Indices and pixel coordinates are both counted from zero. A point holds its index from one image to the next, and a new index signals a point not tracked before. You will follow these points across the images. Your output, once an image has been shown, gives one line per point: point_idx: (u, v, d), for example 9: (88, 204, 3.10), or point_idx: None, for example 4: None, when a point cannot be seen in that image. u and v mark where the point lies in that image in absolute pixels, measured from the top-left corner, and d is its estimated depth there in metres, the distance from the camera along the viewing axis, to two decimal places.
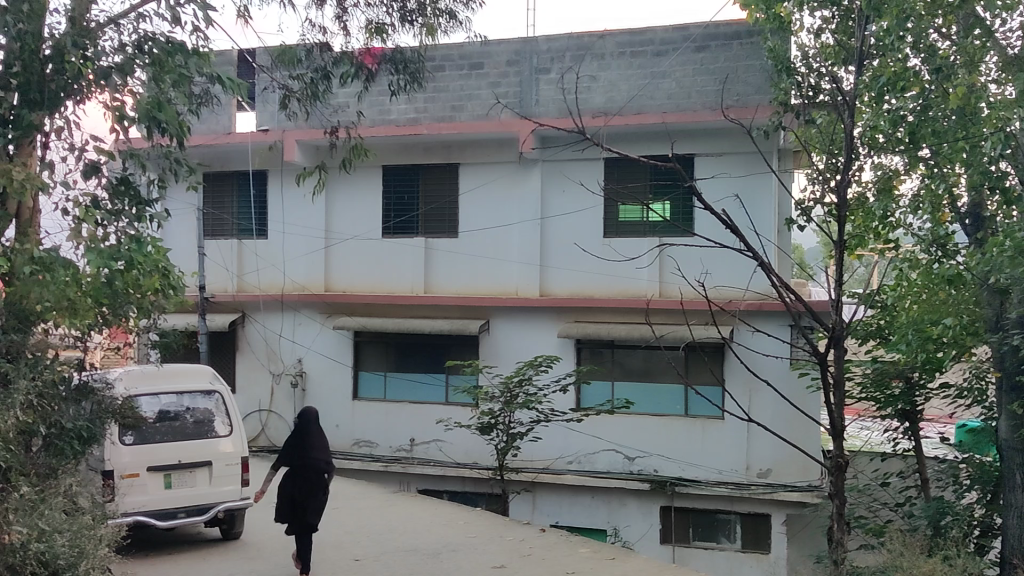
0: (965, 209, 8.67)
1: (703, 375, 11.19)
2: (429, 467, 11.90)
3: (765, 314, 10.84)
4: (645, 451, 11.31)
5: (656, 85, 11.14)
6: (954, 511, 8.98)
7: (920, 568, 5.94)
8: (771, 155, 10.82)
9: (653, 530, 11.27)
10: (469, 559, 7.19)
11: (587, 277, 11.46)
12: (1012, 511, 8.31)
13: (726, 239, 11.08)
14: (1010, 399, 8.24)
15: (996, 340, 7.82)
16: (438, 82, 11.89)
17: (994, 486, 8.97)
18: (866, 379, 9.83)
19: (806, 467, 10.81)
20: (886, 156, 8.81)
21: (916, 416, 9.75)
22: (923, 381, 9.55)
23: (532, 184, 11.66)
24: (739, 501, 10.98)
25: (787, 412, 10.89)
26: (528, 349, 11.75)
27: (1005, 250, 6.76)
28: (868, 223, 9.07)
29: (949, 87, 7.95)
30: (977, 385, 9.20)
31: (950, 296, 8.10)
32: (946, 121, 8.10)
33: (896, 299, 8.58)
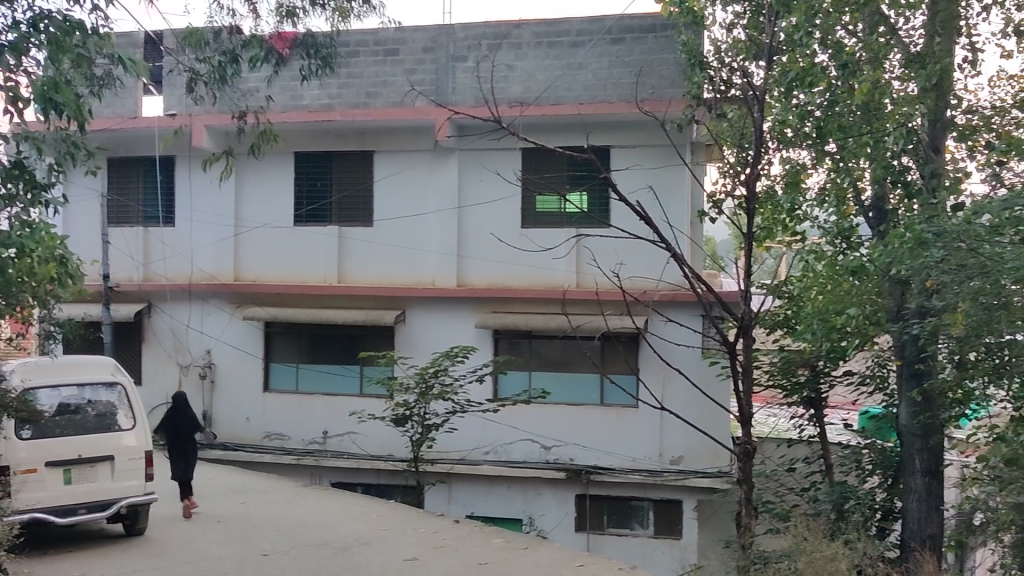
0: (869, 202, 8.86)
1: (617, 365, 11.27)
2: (342, 459, 11.75)
3: (678, 305, 10.97)
4: (561, 440, 11.36)
5: (572, 76, 11.15)
6: (856, 495, 9.28)
7: (822, 553, 5.99)
8: (684, 148, 10.95)
9: (568, 518, 11.33)
10: (381, 552, 7.09)
11: (502, 267, 11.45)
12: (912, 495, 8.62)
13: (640, 230, 11.18)
14: (909, 386, 8.51)
15: (898, 329, 8.09)
16: (352, 68, 11.71)
17: (895, 470, 9.39)
18: (773, 368, 10.06)
19: (716, 453, 11.01)
20: (793, 150, 8.99)
21: (821, 403, 10.05)
22: (827, 369, 9.87)
23: (448, 172, 11.57)
24: (652, 488, 11.11)
25: (699, 400, 11.06)
26: (443, 340, 11.66)
27: (906, 242, 6.91)
28: (775, 216, 9.24)
29: (854, 83, 8.12)
30: (880, 373, 9.53)
31: (855, 286, 8.22)
32: (851, 117, 8.27)
33: (803, 289, 8.94)
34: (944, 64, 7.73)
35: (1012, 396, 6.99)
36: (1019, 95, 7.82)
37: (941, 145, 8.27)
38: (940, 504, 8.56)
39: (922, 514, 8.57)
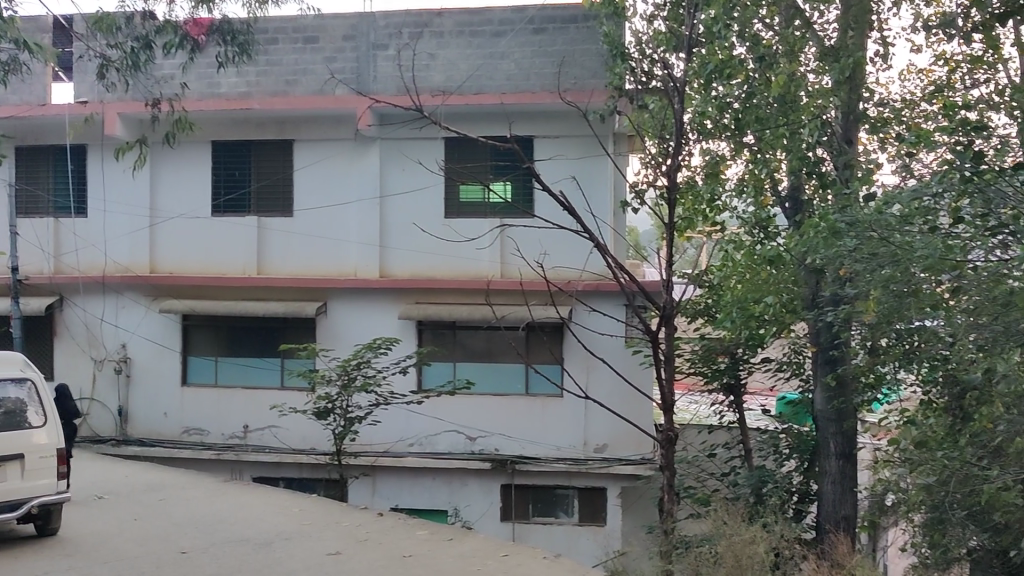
0: (785, 193, 9.04)
1: (542, 354, 11.31)
2: (263, 453, 11.58)
3: (601, 294, 11.03)
4: (486, 430, 11.37)
5: (494, 65, 11.13)
6: (773, 479, 9.50)
7: (740, 536, 6.10)
8: (607, 139, 11.01)
9: (493, 509, 11.36)
10: (304, 547, 7.00)
11: (425, 258, 11.39)
12: (826, 478, 8.86)
13: (563, 220, 11.22)
14: (824, 371, 8.73)
15: (812, 317, 8.30)
16: (271, 55, 11.49)
17: (811, 454, 9.64)
18: (694, 355, 10.18)
19: (639, 441, 11.14)
20: (712, 142, 9.08)
21: (740, 390, 10.21)
22: (746, 356, 10.06)
23: (369, 162, 11.46)
24: (577, 476, 11.20)
25: (622, 388, 11.18)
26: (366, 331, 11.55)
27: (821, 231, 7.10)
28: (695, 206, 9.37)
29: (771, 76, 8.28)
30: (795, 360, 9.78)
31: (773, 274, 8.42)
32: (769, 108, 8.40)
33: (723, 278, 9.15)
34: (857, 57, 7.90)
35: (921, 381, 7.24)
36: (927, 90, 8.08)
37: (853, 137, 8.49)
38: (854, 486, 8.82)
39: (836, 496, 8.82)
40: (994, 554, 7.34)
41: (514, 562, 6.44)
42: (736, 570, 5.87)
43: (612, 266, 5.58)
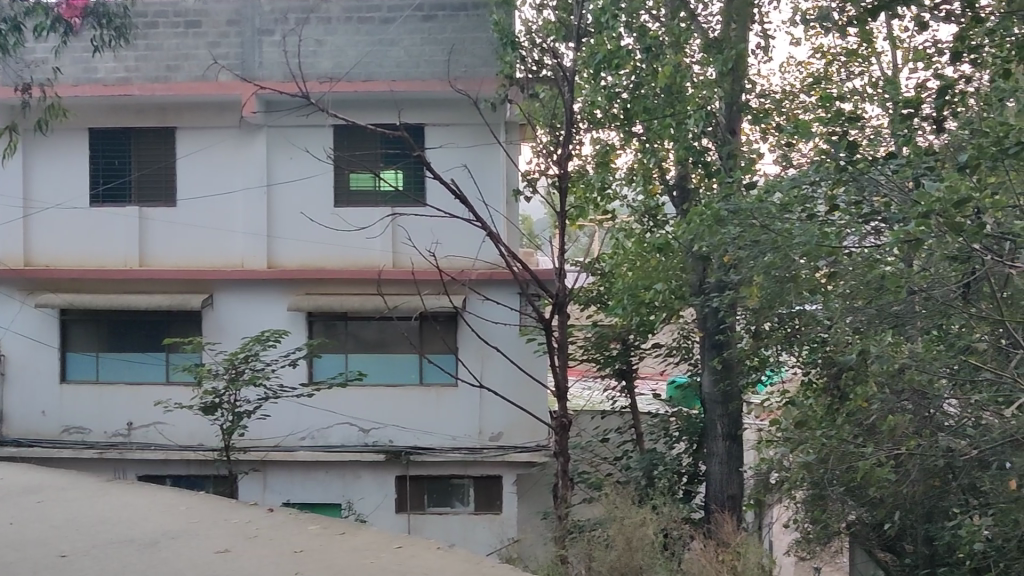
0: (673, 182, 9.21)
1: (435, 344, 11.25)
2: (149, 452, 11.28)
3: (494, 283, 11.05)
4: (380, 422, 11.26)
5: (384, 52, 10.99)
6: (664, 462, 9.74)
7: (631, 519, 6.20)
8: (499, 128, 11.04)
9: (388, 500, 11.29)
10: (192, 546, 6.81)
11: (315, 248, 11.20)
12: (714, 459, 9.10)
13: (455, 209, 11.19)
14: (711, 355, 8.96)
15: (699, 302, 8.51)
16: (151, 39, 11.08)
17: (700, 436, 9.88)
18: (587, 342, 10.32)
19: (534, 428, 11.23)
20: (602, 131, 9.17)
21: (631, 374, 10.44)
22: (637, 343, 10.24)
23: (255, 150, 11.19)
24: (472, 465, 11.23)
25: (516, 376, 11.24)
26: (254, 324, 11.28)
27: (705, 219, 7.30)
28: (586, 196, 9.40)
29: (658, 66, 8.42)
30: (684, 345, 9.98)
31: (661, 262, 8.69)
32: (655, 99, 8.56)
33: (613, 265, 9.28)
34: (739, 50, 8.08)
35: (802, 362, 7.48)
36: (805, 82, 8.34)
37: (737, 127, 8.64)
38: (740, 466, 9.09)
39: (724, 476, 9.08)
40: (869, 529, 7.90)
41: (408, 554, 6.39)
42: (627, 552, 5.96)
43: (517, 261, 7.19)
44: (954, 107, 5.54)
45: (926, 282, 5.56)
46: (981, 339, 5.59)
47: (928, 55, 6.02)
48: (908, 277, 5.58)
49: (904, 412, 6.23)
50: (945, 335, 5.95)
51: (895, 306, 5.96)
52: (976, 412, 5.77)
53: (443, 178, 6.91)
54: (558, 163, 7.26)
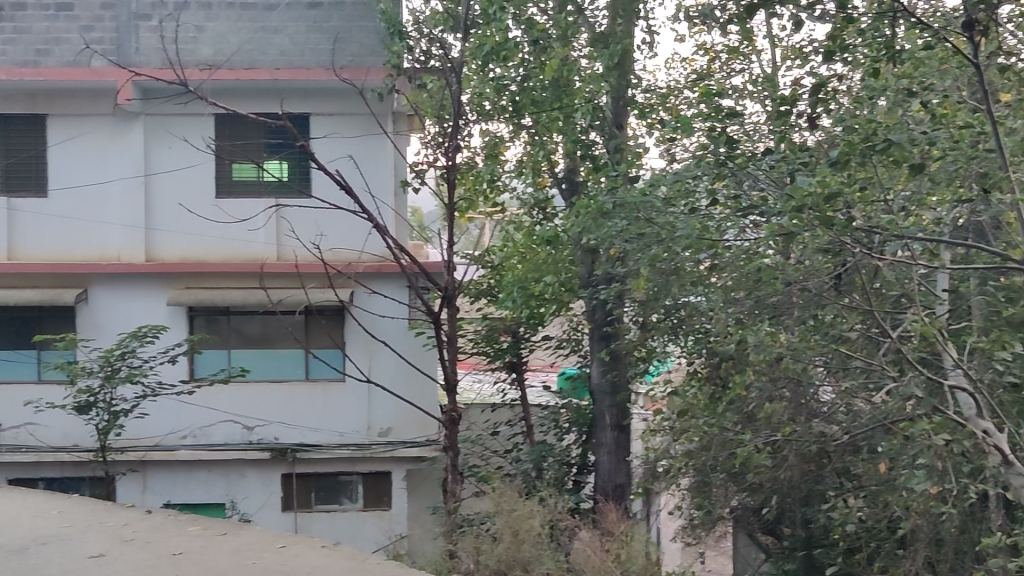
0: (562, 174, 9.22)
1: (321, 339, 11.05)
2: (19, 454, 10.77)
3: (382, 276, 10.93)
4: (265, 419, 11.01)
5: (266, 40, 10.74)
6: (553, 454, 9.83)
7: (517, 511, 6.23)
8: (385, 118, 10.88)
9: (274, 499, 11.08)
10: (63, 551, 6.51)
11: (196, 241, 10.87)
12: (603, 449, 9.22)
13: (341, 200, 11.01)
14: (600, 348, 9.03)
15: (587, 295, 8.58)
16: (19, 22, 10.55)
17: (589, 427, 10.01)
18: (477, 336, 10.30)
19: (424, 423, 11.18)
20: (491, 122, 9.13)
21: (522, 367, 10.49)
22: (527, 336, 10.27)
23: (132, 139, 10.77)
24: (360, 461, 11.11)
25: (404, 371, 11.15)
26: (131, 320, 10.87)
27: (591, 212, 7.37)
28: (476, 187, 9.39)
29: (545, 59, 8.43)
30: (574, 337, 10.09)
31: (550, 255, 8.63)
32: (542, 91, 8.60)
33: (503, 258, 9.29)
34: (624, 45, 8.14)
35: (687, 353, 7.62)
36: (689, 78, 8.48)
37: (624, 122, 8.71)
38: (627, 456, 9.22)
39: (612, 466, 9.21)
40: (751, 514, 8.11)
41: (292, 553, 6.26)
42: (516, 544, 6.00)
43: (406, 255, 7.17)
44: (827, 104, 5.72)
45: (799, 274, 5.70)
46: (852, 329, 5.78)
47: (804, 52, 6.17)
48: (782, 269, 5.74)
49: (781, 400, 6.44)
50: (820, 325, 6.09)
51: (772, 298, 6.07)
52: (847, 398, 6.04)
53: (327, 169, 6.86)
54: (446, 155, 7.33)
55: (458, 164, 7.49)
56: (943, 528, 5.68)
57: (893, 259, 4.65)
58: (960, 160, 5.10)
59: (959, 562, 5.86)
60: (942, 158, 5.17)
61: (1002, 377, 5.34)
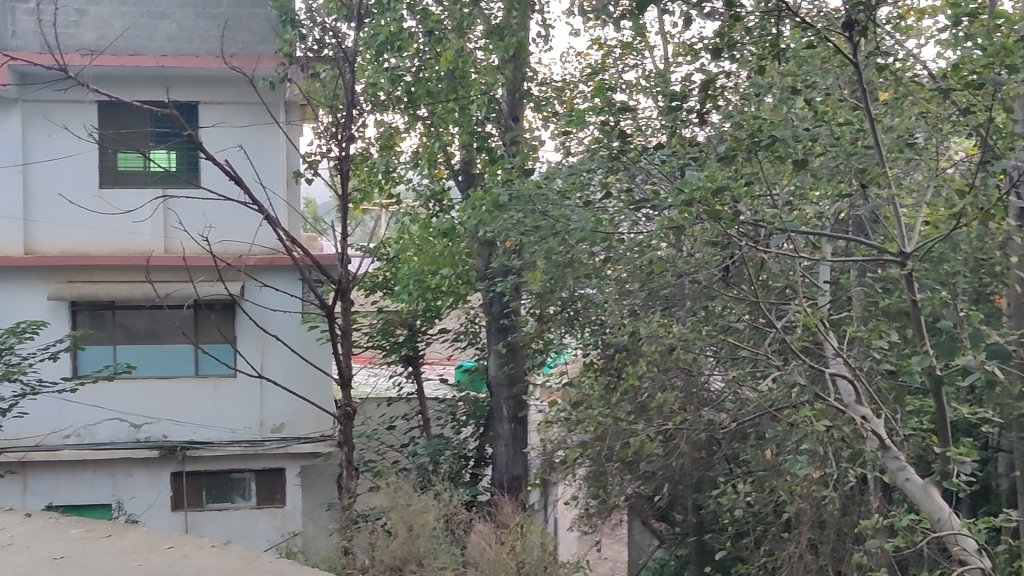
0: (459, 166, 9.17)
1: (211, 333, 10.77)
2: None
3: (274, 269, 10.72)
4: (153, 417, 10.67)
5: (153, 25, 10.40)
6: (451, 447, 9.82)
7: (411, 505, 6.27)
8: (277, 107, 10.68)
9: (163, 498, 10.78)
10: None
11: (79, 233, 10.45)
12: (500, 441, 9.24)
13: (231, 191, 10.74)
14: (497, 340, 9.03)
15: (484, 287, 8.58)
16: None
17: (486, 420, 10.03)
18: (372, 329, 10.23)
19: (318, 418, 11.03)
20: (386, 113, 9.02)
21: (418, 361, 10.43)
22: (423, 328, 10.24)
23: (9, 125, 10.27)
24: (252, 458, 10.90)
25: (298, 366, 10.97)
26: (9, 315, 10.38)
27: (485, 204, 7.39)
28: (371, 177, 9.16)
29: (440, 51, 8.38)
30: (472, 329, 10.03)
31: (447, 247, 8.68)
32: (438, 83, 8.57)
33: (399, 250, 9.24)
34: (519, 38, 8.15)
35: (583, 344, 7.68)
36: (584, 72, 8.56)
37: (520, 114, 8.71)
38: (524, 447, 9.26)
39: (509, 459, 9.23)
40: (644, 501, 8.24)
41: (180, 554, 6.09)
42: (413, 539, 6.07)
43: (298, 247, 7.04)
44: (716, 101, 5.84)
45: (690, 266, 5.82)
46: (739, 319, 5.92)
47: (694, 49, 6.26)
48: (673, 262, 5.84)
49: (673, 390, 6.55)
50: (711, 316, 6.23)
51: (664, 290, 6.29)
52: (735, 387, 6.18)
53: (217, 160, 6.72)
54: (339, 147, 7.41)
55: (351, 155, 7.55)
56: (825, 511, 5.88)
57: (779, 252, 4.76)
58: (840, 156, 5.32)
59: (840, 543, 6.09)
60: (824, 153, 5.39)
61: (879, 365, 5.55)
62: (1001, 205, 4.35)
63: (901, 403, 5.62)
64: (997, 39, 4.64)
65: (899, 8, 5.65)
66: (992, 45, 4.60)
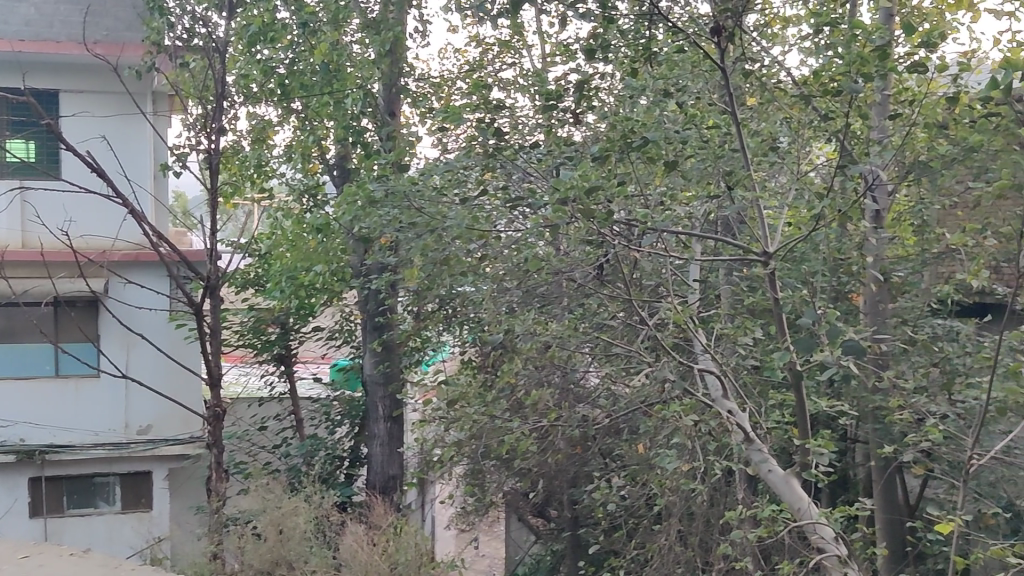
0: (334, 160, 8.99)
1: (72, 332, 10.27)
2: None
3: (140, 265, 10.35)
4: (9, 420, 10.10)
5: (10, 8, 9.91)
6: (326, 447, 9.68)
7: (281, 508, 6.16)
8: (144, 97, 10.30)
9: (20, 505, 10.22)
10: None
11: None
12: (375, 441, 9.14)
13: (93, 184, 10.30)
14: (372, 338, 8.93)
15: (359, 283, 8.44)
16: None
17: (362, 419, 9.93)
18: (242, 328, 9.98)
19: (186, 419, 10.73)
20: (258, 106, 8.78)
21: (291, 360, 10.26)
22: (296, 326, 10.07)
23: None
24: (118, 461, 10.49)
25: (165, 365, 10.62)
26: None
27: (359, 201, 7.31)
28: (243, 171, 9.07)
29: (314, 43, 8.21)
30: (347, 327, 9.84)
31: (321, 243, 8.37)
32: (312, 76, 8.45)
33: (271, 246, 9.19)
34: (396, 32, 8.04)
35: (461, 342, 7.66)
36: (462, 69, 8.53)
37: (397, 109, 8.61)
38: (400, 447, 9.18)
39: (384, 458, 9.13)
40: (520, 498, 8.30)
41: (35, 564, 5.79)
42: (283, 542, 5.97)
43: (164, 242, 6.75)
44: (590, 102, 5.93)
45: (566, 263, 5.82)
46: (613, 317, 6.01)
47: (569, 49, 6.30)
48: (547, 259, 5.88)
49: (548, 386, 6.62)
50: (587, 313, 6.28)
51: (541, 288, 6.33)
52: (608, 383, 6.29)
53: (77, 150, 6.33)
54: (208, 139, 7.21)
55: (221, 148, 7.35)
56: (694, 503, 6.03)
57: (651, 251, 4.83)
58: (708, 158, 5.43)
59: (708, 534, 6.28)
60: (694, 155, 5.49)
61: (745, 361, 5.73)
62: (856, 207, 4.54)
63: (765, 397, 5.83)
64: (855, 48, 4.85)
65: (765, 16, 5.87)
66: (849, 54, 4.76)
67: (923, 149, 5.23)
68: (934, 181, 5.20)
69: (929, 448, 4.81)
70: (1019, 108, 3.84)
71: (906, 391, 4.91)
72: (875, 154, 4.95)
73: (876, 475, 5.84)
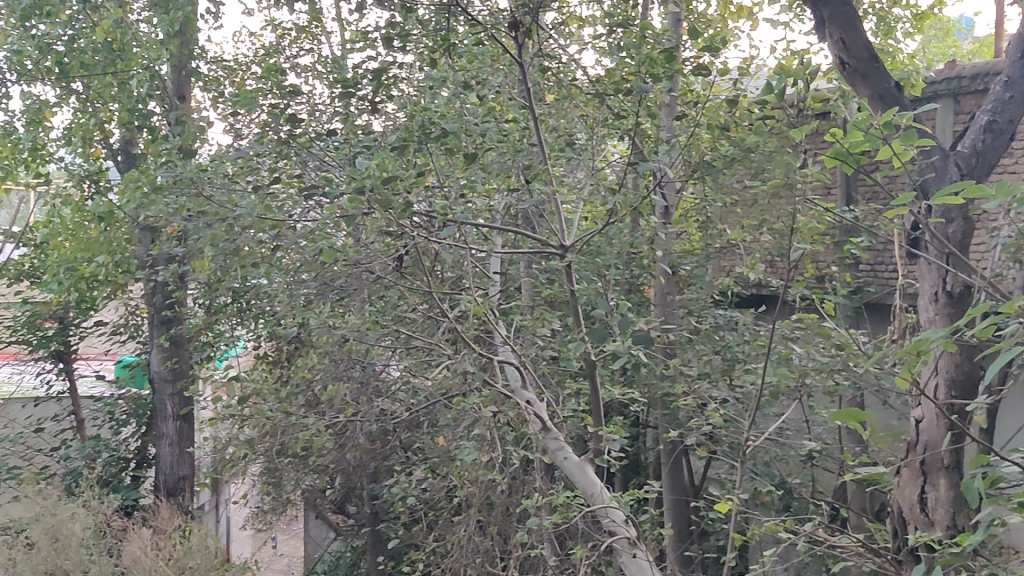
0: (117, 145, 8.57)
1: None
2: None
3: None
4: None
5: None
6: (110, 448, 9.17)
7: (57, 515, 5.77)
8: None
9: None
10: None
11: None
12: (163, 440, 8.67)
13: None
14: (160, 332, 8.54)
15: (147, 275, 8.02)
16: None
17: (148, 418, 9.43)
18: (15, 323, 9.29)
19: None
20: (32, 83, 8.11)
21: (70, 356, 9.63)
22: (75, 321, 9.49)
23: None
24: None
25: None
26: None
27: (142, 188, 6.93)
28: (16, 154, 8.37)
29: (96, 20, 7.70)
30: (132, 321, 9.40)
31: (103, 233, 7.94)
32: (93, 54, 7.88)
33: (47, 236, 8.50)
34: (186, 12, 7.67)
35: (257, 335, 7.45)
36: (258, 52, 8.25)
37: (187, 93, 8.33)
38: (190, 446, 8.76)
39: (174, 458, 8.69)
40: (319, 495, 8.17)
41: None
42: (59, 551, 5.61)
43: None
44: (389, 91, 5.88)
45: (364, 255, 5.73)
46: (412, 309, 5.98)
47: (368, 36, 6.18)
48: (343, 250, 5.75)
49: (347, 381, 6.53)
50: (387, 306, 6.23)
51: (339, 280, 6.21)
52: (407, 376, 6.27)
53: None
54: None
55: None
56: (493, 493, 6.11)
57: (451, 242, 4.80)
58: (509, 153, 5.57)
59: (507, 522, 6.39)
60: (493, 149, 5.60)
61: (543, 352, 5.86)
62: (647, 202, 4.68)
63: (562, 386, 5.98)
64: (645, 49, 5.01)
65: (562, 15, 6.01)
66: (638, 54, 4.92)
67: (706, 150, 5.40)
68: (716, 178, 5.47)
69: (711, 431, 5.09)
70: (792, 109, 4.04)
71: (690, 378, 5.17)
72: (664, 152, 5.15)
73: (666, 459, 6.13)
